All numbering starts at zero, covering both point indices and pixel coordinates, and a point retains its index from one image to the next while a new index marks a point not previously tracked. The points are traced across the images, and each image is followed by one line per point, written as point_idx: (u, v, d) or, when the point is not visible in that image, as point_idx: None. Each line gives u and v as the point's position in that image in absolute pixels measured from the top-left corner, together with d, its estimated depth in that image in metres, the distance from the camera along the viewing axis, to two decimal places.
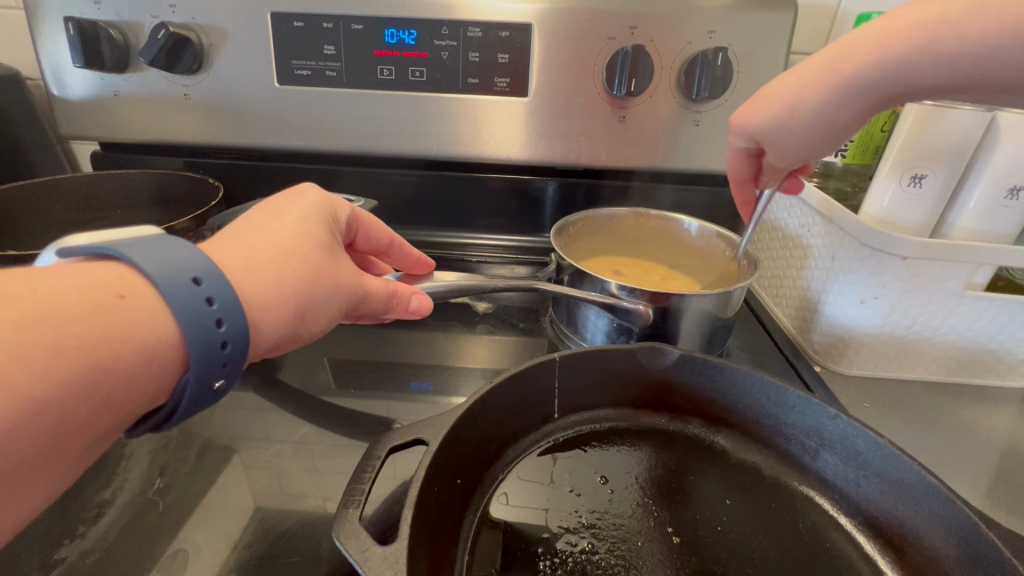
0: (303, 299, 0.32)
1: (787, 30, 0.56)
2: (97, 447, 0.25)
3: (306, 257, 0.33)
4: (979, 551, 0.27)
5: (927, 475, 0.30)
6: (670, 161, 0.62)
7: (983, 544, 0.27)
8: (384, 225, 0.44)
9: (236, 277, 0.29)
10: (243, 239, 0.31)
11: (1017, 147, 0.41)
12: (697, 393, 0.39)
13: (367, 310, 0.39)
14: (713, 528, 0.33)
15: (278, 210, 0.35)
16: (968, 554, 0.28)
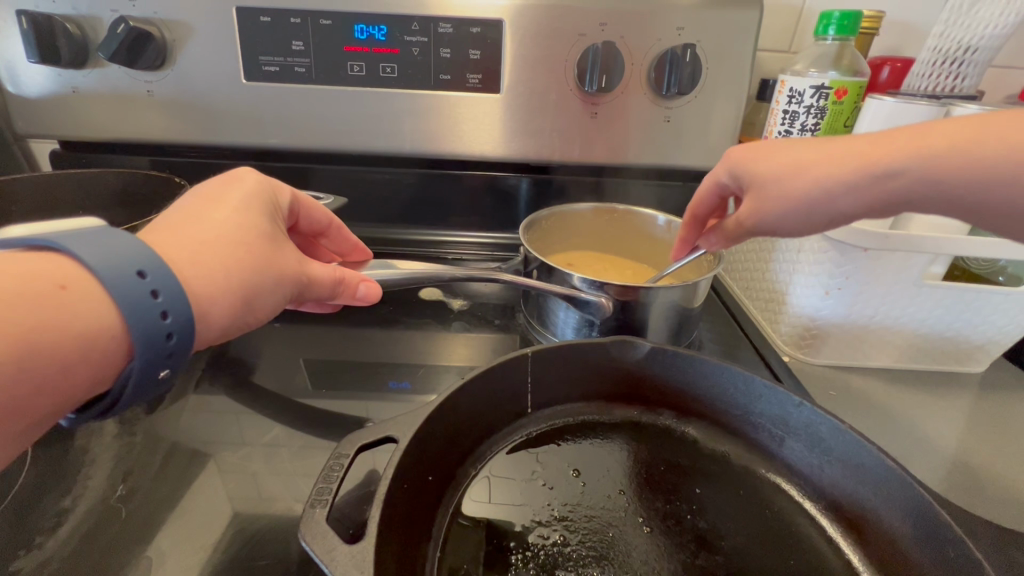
0: (250, 288, 0.32)
1: (753, 27, 0.57)
2: (35, 432, 0.25)
3: (251, 248, 0.32)
4: (935, 531, 0.28)
5: (885, 459, 0.31)
6: (641, 157, 0.63)
7: (938, 525, 0.28)
8: (324, 208, 0.44)
9: (182, 269, 0.29)
10: (185, 230, 0.31)
11: None
12: (668, 384, 0.40)
13: (311, 297, 0.38)
14: (683, 517, 0.33)
15: (221, 198, 0.34)
16: (925, 533, 0.29)
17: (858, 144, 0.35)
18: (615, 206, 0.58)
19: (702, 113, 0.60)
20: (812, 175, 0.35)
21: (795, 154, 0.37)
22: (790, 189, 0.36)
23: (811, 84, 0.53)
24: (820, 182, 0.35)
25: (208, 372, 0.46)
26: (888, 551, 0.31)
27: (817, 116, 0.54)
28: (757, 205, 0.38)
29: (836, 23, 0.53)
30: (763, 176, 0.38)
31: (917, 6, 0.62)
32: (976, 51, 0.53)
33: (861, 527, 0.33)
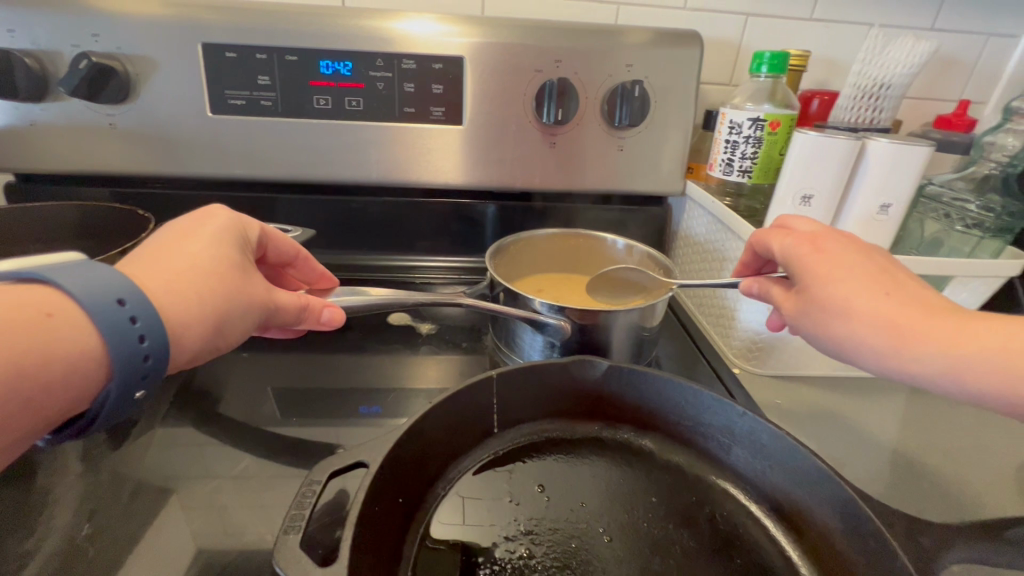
0: (222, 314, 0.33)
1: (695, 64, 0.62)
2: (10, 453, 0.25)
3: (224, 276, 0.33)
4: (859, 524, 0.31)
5: (817, 461, 0.34)
6: (599, 183, 0.66)
7: (861, 519, 0.31)
8: (292, 240, 0.45)
9: (158, 297, 0.30)
10: (161, 260, 0.32)
11: (883, 167, 0.47)
12: (627, 401, 0.42)
13: (279, 322, 0.39)
14: (639, 525, 0.35)
15: (194, 229, 0.35)
16: (851, 527, 0.32)
17: (917, 313, 0.34)
18: (576, 231, 0.61)
19: (652, 142, 0.65)
20: (860, 315, 0.35)
21: (861, 287, 0.36)
22: (826, 322, 0.37)
23: (748, 116, 0.58)
24: (855, 330, 0.36)
25: (175, 404, 0.46)
26: (822, 545, 0.34)
27: (755, 145, 0.59)
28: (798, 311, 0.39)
29: (767, 62, 0.58)
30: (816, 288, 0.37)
31: (840, 45, 0.69)
32: (888, 88, 0.60)
33: (800, 527, 0.35)
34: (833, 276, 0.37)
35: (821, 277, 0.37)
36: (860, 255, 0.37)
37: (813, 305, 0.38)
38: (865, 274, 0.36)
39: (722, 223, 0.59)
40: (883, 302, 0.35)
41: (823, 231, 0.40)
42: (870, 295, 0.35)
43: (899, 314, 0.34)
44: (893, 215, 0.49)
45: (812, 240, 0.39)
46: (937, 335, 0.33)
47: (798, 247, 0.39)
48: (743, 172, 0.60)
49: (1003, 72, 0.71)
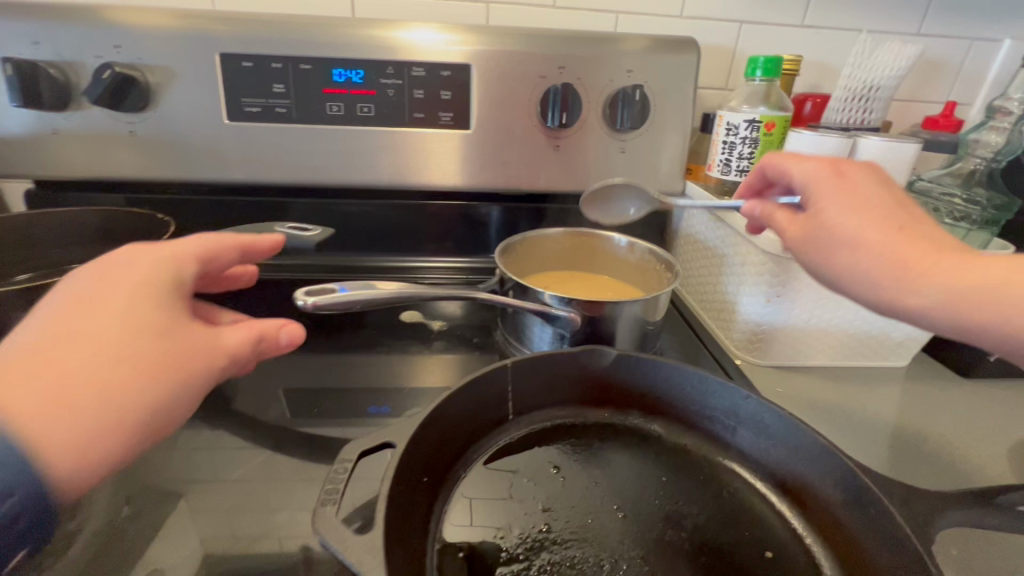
0: (132, 412, 0.28)
1: (692, 69, 0.65)
2: None
3: (120, 366, 0.28)
4: (860, 493, 0.33)
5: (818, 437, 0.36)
6: (602, 184, 0.68)
7: (861, 488, 0.33)
8: (222, 248, 0.38)
9: (30, 419, 0.25)
10: (44, 359, 0.27)
11: (873, 163, 0.49)
12: (636, 386, 0.44)
13: (229, 370, 0.34)
14: (651, 501, 0.37)
15: (97, 301, 0.30)
16: (852, 496, 0.34)
17: (922, 249, 0.34)
18: (580, 229, 0.63)
19: (652, 144, 0.67)
20: (866, 244, 0.35)
21: (875, 216, 0.36)
22: (828, 250, 0.37)
23: (744, 118, 0.61)
24: (856, 258, 0.36)
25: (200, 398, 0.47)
26: (825, 517, 0.36)
27: (751, 145, 0.61)
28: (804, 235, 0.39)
29: (762, 66, 0.61)
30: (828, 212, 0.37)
31: (830, 49, 0.72)
32: (878, 90, 0.63)
33: (803, 501, 0.37)
34: (848, 201, 0.37)
35: (835, 203, 0.37)
36: (878, 189, 0.37)
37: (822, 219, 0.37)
38: (881, 201, 0.36)
39: (720, 220, 0.61)
40: (892, 234, 0.35)
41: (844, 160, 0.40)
42: (879, 225, 0.35)
43: (906, 247, 0.34)
44: None
45: (833, 166, 0.39)
46: (937, 273, 0.33)
47: (818, 169, 0.39)
48: (740, 171, 0.63)
49: (988, 74, 0.74)
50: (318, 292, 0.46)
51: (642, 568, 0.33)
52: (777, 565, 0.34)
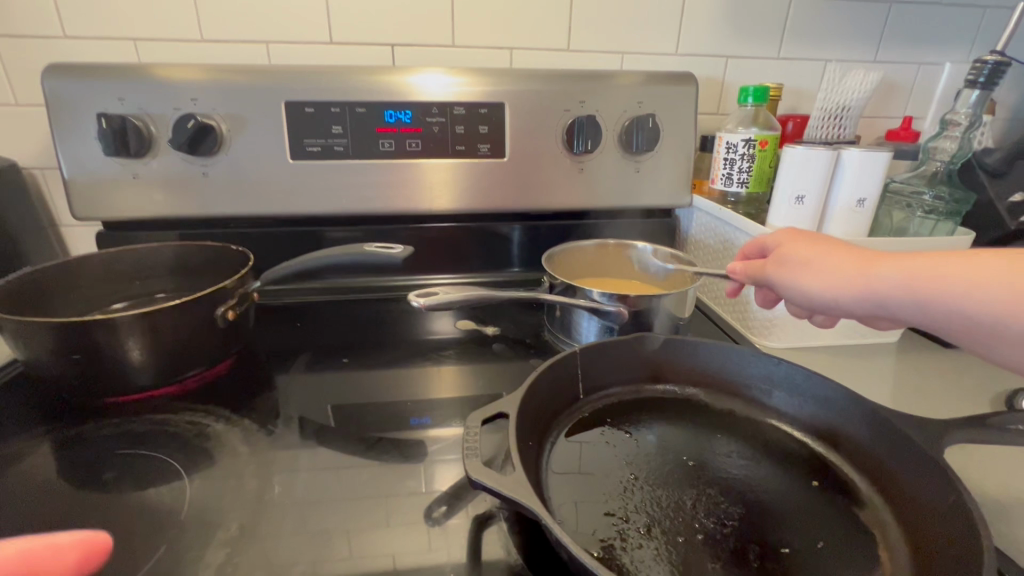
0: None
1: (692, 99, 0.75)
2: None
3: None
4: (882, 425, 0.42)
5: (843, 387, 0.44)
6: (621, 200, 0.78)
7: (883, 422, 0.42)
8: None
9: None
10: None
11: (856, 169, 0.59)
12: (686, 363, 0.52)
13: None
14: (713, 453, 0.45)
15: None
16: (875, 429, 0.42)
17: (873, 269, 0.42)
18: (608, 241, 0.71)
19: (662, 164, 0.77)
20: (824, 274, 0.44)
21: (825, 257, 0.45)
22: (794, 276, 0.46)
23: (742, 138, 0.71)
24: (819, 281, 0.44)
25: (301, 403, 0.53)
26: (854, 452, 0.44)
27: (749, 161, 0.71)
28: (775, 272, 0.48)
29: (752, 95, 0.72)
30: (790, 256, 0.47)
31: (802, 77, 0.84)
32: (848, 109, 0.74)
33: (837, 442, 0.45)
34: (801, 251, 0.46)
35: (794, 251, 0.47)
36: (829, 247, 0.46)
37: (789, 262, 0.47)
38: (831, 250, 0.45)
39: (730, 225, 0.71)
40: (844, 265, 0.43)
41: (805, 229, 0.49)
42: (829, 262, 0.44)
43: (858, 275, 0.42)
44: (868, 208, 0.61)
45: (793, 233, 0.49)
46: (925, 279, 0.40)
47: (782, 236, 0.49)
48: (741, 183, 0.73)
49: (935, 92, 0.87)
50: (427, 296, 0.55)
51: (719, 497, 0.40)
52: (825, 490, 0.41)
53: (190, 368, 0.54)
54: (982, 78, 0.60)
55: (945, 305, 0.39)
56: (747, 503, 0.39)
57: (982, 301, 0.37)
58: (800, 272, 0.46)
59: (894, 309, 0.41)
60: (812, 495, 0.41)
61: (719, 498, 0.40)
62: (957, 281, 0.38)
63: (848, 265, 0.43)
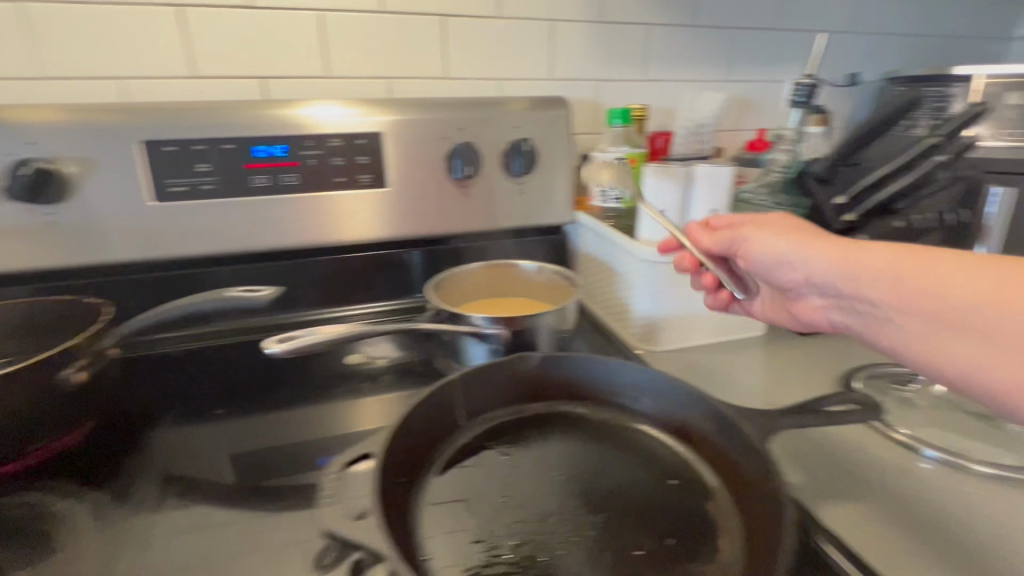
0: None
1: (565, 121, 0.80)
2: None
3: None
4: (726, 421, 0.45)
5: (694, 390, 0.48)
6: (508, 221, 0.80)
7: (727, 419, 0.45)
8: None
9: None
10: None
11: (705, 183, 0.65)
12: (563, 378, 0.54)
13: None
14: (586, 465, 0.46)
15: None
16: (721, 424, 0.46)
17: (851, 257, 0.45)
18: (495, 262, 0.72)
19: (544, 183, 0.80)
20: (804, 250, 0.49)
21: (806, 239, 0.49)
22: (772, 248, 0.52)
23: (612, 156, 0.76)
24: (799, 255, 0.49)
25: (166, 463, 0.50)
26: (708, 449, 0.47)
27: None
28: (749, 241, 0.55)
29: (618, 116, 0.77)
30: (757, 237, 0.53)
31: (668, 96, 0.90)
32: (704, 126, 0.81)
33: (695, 439, 0.48)
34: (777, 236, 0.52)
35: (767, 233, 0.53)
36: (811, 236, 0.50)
37: (760, 239, 0.53)
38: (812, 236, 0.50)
39: (607, 239, 0.75)
40: (823, 247, 0.47)
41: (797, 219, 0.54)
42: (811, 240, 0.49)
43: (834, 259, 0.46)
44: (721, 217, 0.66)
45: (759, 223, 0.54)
46: (907, 269, 0.41)
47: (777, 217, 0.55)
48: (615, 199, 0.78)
49: (782, 106, 0.97)
50: (285, 339, 0.55)
51: (584, 510, 0.41)
52: (682, 487, 0.44)
53: (32, 440, 0.49)
54: None
55: (922, 289, 0.40)
56: (608, 510, 0.41)
57: (969, 304, 0.37)
58: (776, 250, 0.52)
59: (864, 288, 0.43)
60: (669, 494, 0.44)
61: (585, 510, 0.41)
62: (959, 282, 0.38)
63: (830, 246, 0.47)
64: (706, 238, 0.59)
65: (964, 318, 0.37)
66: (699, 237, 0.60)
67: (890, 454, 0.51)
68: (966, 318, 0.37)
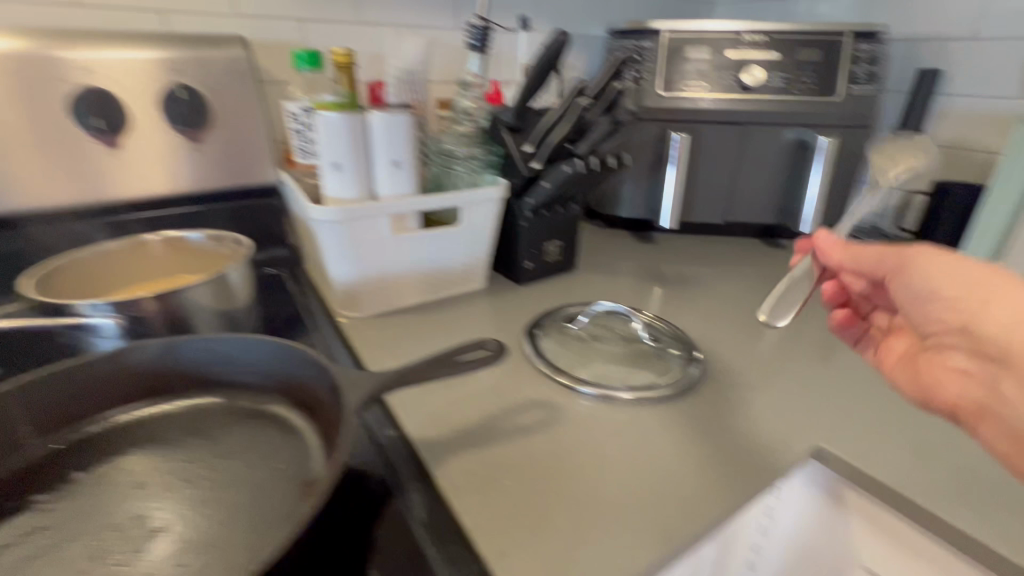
0: None
1: (245, 64, 0.69)
2: None
3: None
4: (335, 390, 0.41)
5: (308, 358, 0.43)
6: (187, 184, 0.69)
7: (335, 387, 0.41)
8: None
9: None
10: None
11: (381, 131, 0.59)
12: (179, 369, 0.47)
13: None
14: (179, 465, 0.40)
15: None
16: (330, 393, 0.42)
17: (961, 297, 0.37)
18: (143, 238, 0.60)
19: (230, 139, 0.70)
20: (933, 284, 0.39)
21: (959, 272, 0.38)
22: (914, 272, 0.40)
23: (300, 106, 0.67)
24: (926, 279, 0.39)
25: None
26: (326, 421, 0.42)
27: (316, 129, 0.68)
28: (901, 276, 0.41)
29: (306, 60, 0.68)
30: (919, 270, 0.40)
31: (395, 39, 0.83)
32: (415, 73, 0.76)
33: (312, 413, 0.44)
34: (929, 268, 0.39)
35: (924, 274, 0.40)
36: (947, 272, 0.38)
37: (915, 272, 0.40)
38: (969, 279, 0.37)
39: (300, 198, 0.66)
40: (944, 297, 0.38)
41: (896, 266, 0.42)
42: (956, 275, 0.38)
43: (949, 306, 0.38)
44: (407, 168, 0.62)
45: (900, 269, 0.42)
46: (1007, 317, 0.35)
47: (887, 253, 0.43)
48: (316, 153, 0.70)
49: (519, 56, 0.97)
50: None
51: (132, 523, 0.36)
52: (283, 473, 0.40)
53: None
54: (477, 42, 0.62)
55: (988, 320, 0.36)
56: (167, 528, 0.35)
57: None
58: (922, 278, 0.40)
59: (959, 337, 0.38)
60: (263, 484, 0.39)
61: (133, 525, 0.35)
62: (1005, 304, 0.36)
63: (940, 273, 0.39)
64: (837, 254, 0.46)
65: (1013, 347, 0.34)
66: (830, 252, 0.47)
67: (545, 392, 0.53)
68: (1011, 345, 0.35)
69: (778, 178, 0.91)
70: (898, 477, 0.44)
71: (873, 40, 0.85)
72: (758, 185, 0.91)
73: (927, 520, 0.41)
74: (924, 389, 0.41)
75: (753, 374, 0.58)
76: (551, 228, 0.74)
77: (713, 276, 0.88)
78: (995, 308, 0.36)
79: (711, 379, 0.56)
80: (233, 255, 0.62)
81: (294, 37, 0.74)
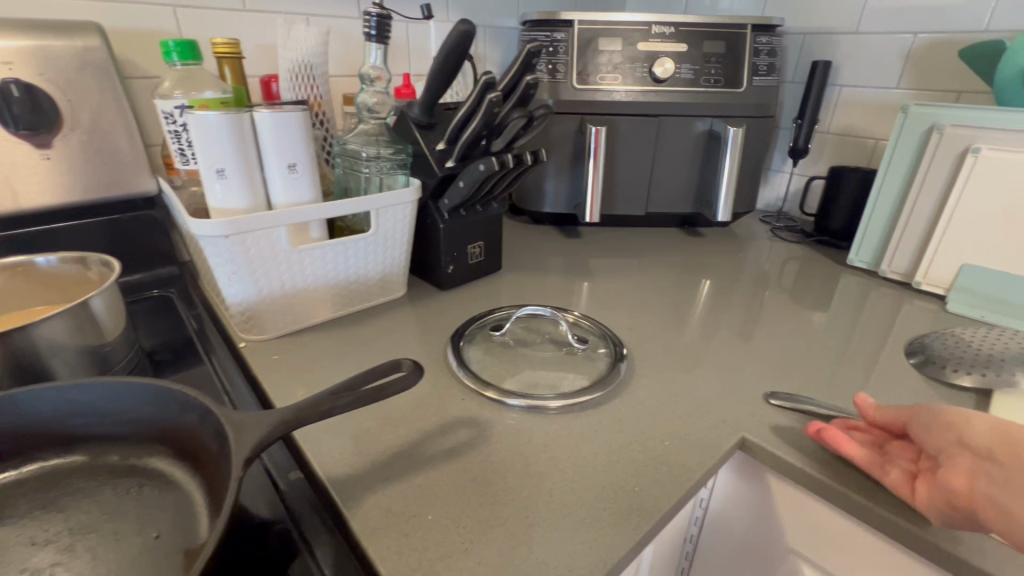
0: None
1: (106, 57, 0.59)
2: None
3: None
4: (223, 437, 0.35)
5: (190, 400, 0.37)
6: (39, 201, 0.58)
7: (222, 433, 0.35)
8: None
9: None
10: None
11: (271, 131, 0.53)
12: (21, 428, 0.38)
13: None
14: (22, 550, 0.32)
15: None
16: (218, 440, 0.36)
17: (985, 429, 0.35)
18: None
19: (90, 144, 0.60)
20: (970, 422, 0.36)
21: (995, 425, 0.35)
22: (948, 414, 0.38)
23: (174, 104, 0.57)
24: (964, 418, 0.37)
25: None
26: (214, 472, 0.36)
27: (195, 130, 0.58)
28: (940, 415, 0.39)
29: (175, 50, 0.59)
30: (959, 415, 0.37)
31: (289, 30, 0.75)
32: (313, 66, 0.69)
33: (201, 465, 0.37)
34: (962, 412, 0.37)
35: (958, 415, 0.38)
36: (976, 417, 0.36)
37: (952, 416, 0.38)
38: (999, 424, 0.35)
39: (181, 212, 0.58)
40: (971, 429, 0.36)
41: (933, 412, 0.39)
42: (991, 423, 0.35)
43: (975, 438, 0.35)
44: (305, 171, 0.56)
45: (936, 412, 0.39)
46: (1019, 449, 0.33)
47: (921, 412, 0.40)
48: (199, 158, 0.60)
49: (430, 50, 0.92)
50: None
51: None
52: (160, 543, 0.33)
53: None
54: (373, 31, 0.57)
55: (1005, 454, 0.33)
56: None
57: None
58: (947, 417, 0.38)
59: (966, 465, 0.35)
60: (131, 564, 0.32)
61: None
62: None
63: (974, 418, 0.36)
64: (874, 412, 0.44)
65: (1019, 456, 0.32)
66: (868, 407, 0.44)
67: (470, 406, 0.49)
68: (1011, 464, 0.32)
69: (692, 169, 0.93)
70: (816, 458, 0.45)
71: (771, 33, 0.88)
72: (674, 177, 0.93)
73: (844, 497, 0.42)
74: (954, 507, 0.35)
75: (678, 366, 0.58)
76: (470, 228, 0.71)
77: (637, 267, 0.89)
78: (977, 415, 0.36)
79: (640, 376, 0.55)
80: (99, 281, 0.54)
81: (166, 26, 0.65)
